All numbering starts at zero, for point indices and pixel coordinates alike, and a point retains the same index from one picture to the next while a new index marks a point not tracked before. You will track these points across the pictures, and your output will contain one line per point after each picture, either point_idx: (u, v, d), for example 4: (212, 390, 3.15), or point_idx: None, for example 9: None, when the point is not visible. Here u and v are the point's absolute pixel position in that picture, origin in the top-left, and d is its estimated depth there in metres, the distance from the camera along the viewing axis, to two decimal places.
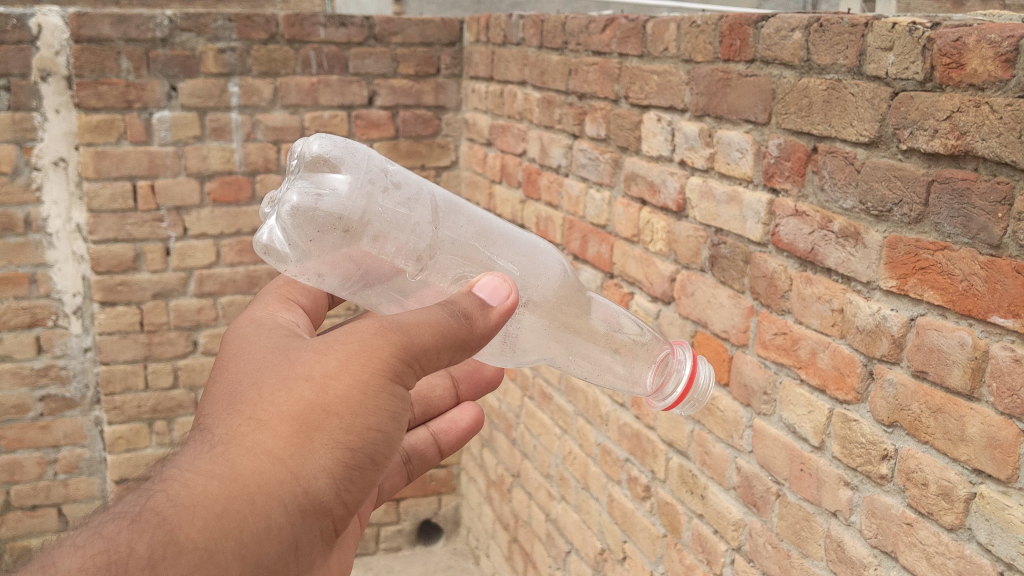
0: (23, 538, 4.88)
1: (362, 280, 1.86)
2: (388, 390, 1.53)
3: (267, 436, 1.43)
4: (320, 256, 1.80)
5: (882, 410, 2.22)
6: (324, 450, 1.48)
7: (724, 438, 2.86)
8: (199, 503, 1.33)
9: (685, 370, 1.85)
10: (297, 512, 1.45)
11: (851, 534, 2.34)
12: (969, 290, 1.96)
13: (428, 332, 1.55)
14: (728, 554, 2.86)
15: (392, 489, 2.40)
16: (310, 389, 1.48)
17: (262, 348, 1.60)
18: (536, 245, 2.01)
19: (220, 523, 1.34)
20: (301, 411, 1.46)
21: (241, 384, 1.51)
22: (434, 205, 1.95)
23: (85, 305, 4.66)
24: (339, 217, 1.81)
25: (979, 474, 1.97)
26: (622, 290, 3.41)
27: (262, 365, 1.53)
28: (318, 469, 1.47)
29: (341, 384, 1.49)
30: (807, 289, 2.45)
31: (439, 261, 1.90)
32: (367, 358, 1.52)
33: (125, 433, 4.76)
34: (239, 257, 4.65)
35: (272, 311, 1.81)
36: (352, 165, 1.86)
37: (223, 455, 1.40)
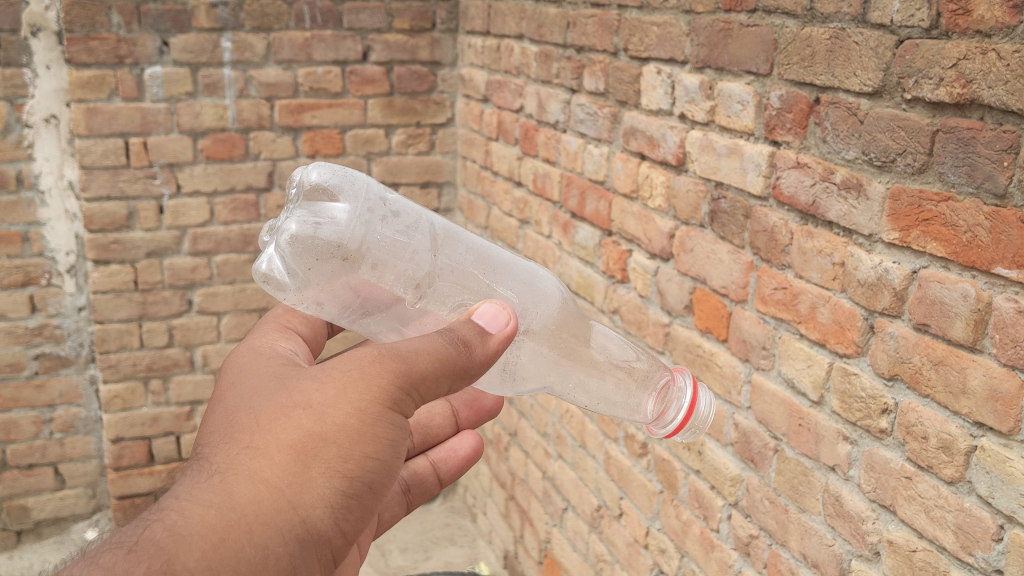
0: (19, 497, 4.86)
1: (361, 308, 1.88)
2: (388, 417, 1.62)
3: (264, 465, 1.53)
4: (319, 284, 1.81)
5: (883, 363, 2.20)
6: (322, 478, 1.57)
7: (721, 394, 2.84)
8: (195, 532, 1.43)
9: (686, 396, 1.88)
10: (294, 540, 1.54)
11: (849, 488, 2.33)
12: (973, 241, 1.93)
13: (425, 360, 1.63)
14: (725, 509, 2.85)
15: (392, 518, 2.44)
16: (307, 419, 1.57)
17: (262, 376, 1.69)
18: (536, 270, 2.02)
19: (213, 553, 1.43)
20: (297, 439, 1.55)
21: (240, 412, 1.61)
22: (434, 233, 1.95)
23: (79, 263, 4.62)
24: (338, 244, 1.82)
25: (980, 427, 1.95)
26: (620, 248, 3.37)
27: (260, 394, 1.63)
28: (315, 497, 1.56)
29: (339, 412, 1.58)
30: (808, 243, 2.42)
31: (438, 287, 1.91)
32: (365, 386, 1.61)
33: (120, 391, 4.71)
34: (233, 215, 4.61)
35: (272, 339, 1.92)
36: (350, 193, 1.86)
37: (221, 483, 1.50)
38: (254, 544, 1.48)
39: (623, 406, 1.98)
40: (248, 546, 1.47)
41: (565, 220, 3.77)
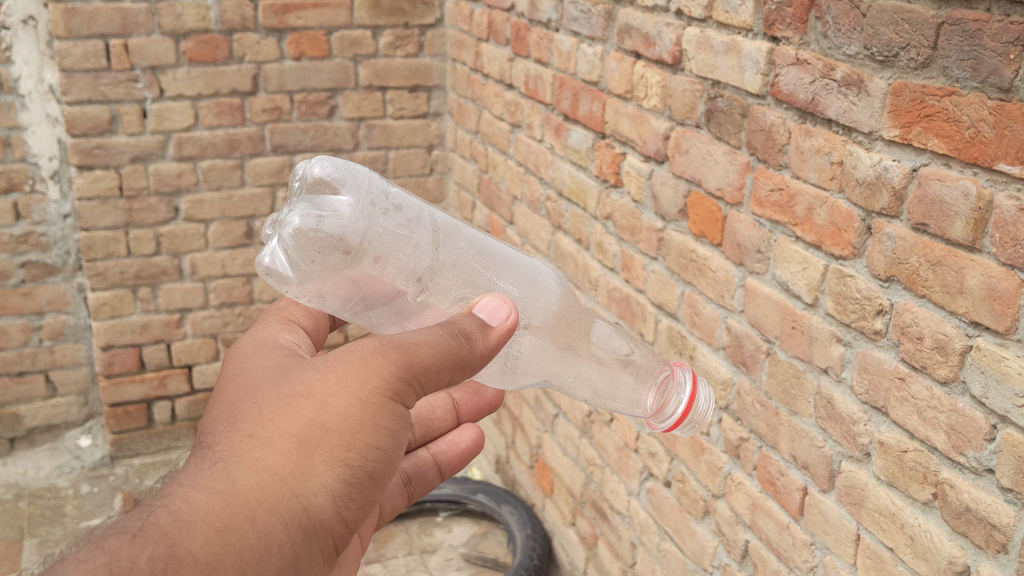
0: (11, 404, 4.85)
1: (362, 301, 1.87)
2: (390, 406, 1.61)
3: (267, 453, 1.52)
4: (320, 277, 1.80)
5: (879, 264, 2.16)
6: (324, 467, 1.56)
7: (714, 299, 2.81)
8: (200, 518, 1.41)
9: (685, 393, 1.85)
10: (296, 528, 1.53)
11: (841, 391, 2.31)
12: (976, 137, 1.87)
13: (427, 347, 1.64)
14: (715, 413, 2.85)
15: (392, 511, 2.30)
16: (310, 408, 1.56)
17: (264, 369, 1.69)
18: (539, 266, 1.98)
19: (218, 539, 1.41)
20: (300, 428, 1.55)
21: (241, 404, 1.60)
22: (435, 227, 1.92)
23: (62, 170, 4.52)
24: (341, 237, 1.80)
25: (976, 327, 1.92)
26: (613, 151, 3.30)
27: (262, 387, 1.62)
28: (317, 484, 1.55)
29: (340, 401, 1.57)
30: (806, 142, 2.36)
31: (440, 281, 1.88)
32: (367, 375, 1.60)
33: (109, 299, 4.67)
34: (218, 120, 4.51)
35: (275, 333, 1.92)
36: (354, 187, 1.84)
37: (225, 470, 1.49)
38: (257, 531, 1.47)
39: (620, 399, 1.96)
40: (251, 532, 1.46)
41: (557, 124, 3.69)
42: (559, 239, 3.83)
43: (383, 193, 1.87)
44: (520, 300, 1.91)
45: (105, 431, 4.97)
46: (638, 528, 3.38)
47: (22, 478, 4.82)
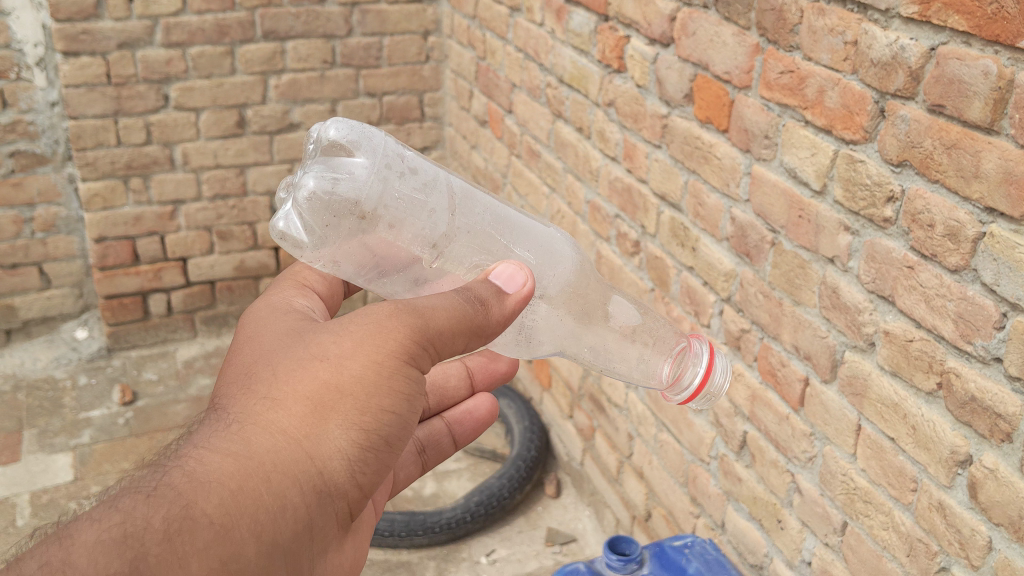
0: (6, 296, 4.81)
1: (377, 267, 1.83)
2: (406, 371, 1.57)
3: (282, 417, 1.50)
4: (336, 243, 1.76)
5: (892, 149, 2.08)
6: (339, 431, 1.53)
7: (719, 188, 2.73)
8: (214, 481, 1.42)
9: (702, 366, 1.78)
10: (310, 490, 1.52)
11: (847, 281, 2.25)
12: (999, 13, 1.77)
13: (444, 312, 1.57)
14: (717, 305, 2.80)
15: (407, 481, 2.20)
16: (325, 371, 1.53)
17: (283, 325, 1.65)
18: (556, 232, 1.93)
19: (231, 502, 1.42)
20: (315, 392, 1.52)
21: (258, 363, 1.58)
22: (451, 191, 1.88)
23: (48, 56, 4.35)
24: (354, 201, 1.75)
25: (990, 214, 1.85)
26: (616, 35, 3.18)
27: (279, 346, 1.59)
28: (332, 449, 1.52)
29: (354, 365, 1.53)
30: (819, 21, 2.25)
31: (456, 247, 1.84)
32: (382, 340, 1.55)
33: (100, 190, 4.58)
34: (206, 4, 4.34)
35: (287, 295, 1.84)
36: (370, 150, 1.79)
37: (239, 433, 1.48)
38: (270, 494, 1.47)
39: (630, 371, 1.87)
40: (264, 493, 1.47)
41: (558, 6, 3.54)
42: (559, 128, 3.72)
43: (398, 157, 1.83)
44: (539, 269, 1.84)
45: (102, 323, 4.94)
46: (635, 419, 3.38)
47: (19, 370, 4.79)
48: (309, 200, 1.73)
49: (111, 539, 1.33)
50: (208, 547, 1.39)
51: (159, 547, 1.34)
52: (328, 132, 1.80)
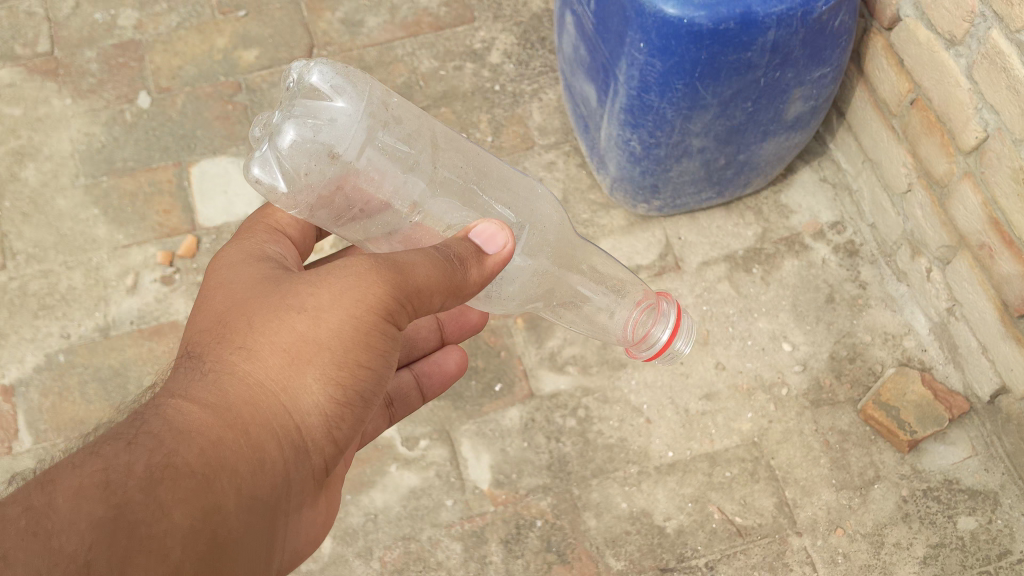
0: None
1: (357, 220, 1.29)
2: (387, 326, 1.20)
3: (256, 373, 1.17)
4: (313, 193, 1.22)
5: None
6: (318, 386, 1.19)
7: None
8: (195, 431, 1.09)
9: (667, 327, 1.36)
10: (290, 450, 1.19)
11: None
12: None
13: (422, 265, 1.18)
14: None
15: (372, 435, 1.65)
16: (301, 320, 1.18)
17: (253, 269, 1.28)
18: (539, 185, 1.42)
19: (212, 459, 1.09)
20: (292, 346, 1.17)
21: (228, 314, 1.22)
22: (437, 140, 1.35)
23: None
24: (333, 143, 1.21)
25: None
26: None
27: (249, 292, 1.23)
28: (309, 408, 1.19)
29: (333, 315, 1.18)
30: None
31: (439, 204, 1.31)
32: (360, 292, 1.17)
33: None
34: None
35: (261, 242, 1.38)
36: (361, 92, 1.24)
37: (214, 389, 1.15)
38: (248, 455, 1.13)
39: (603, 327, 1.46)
40: (244, 459, 1.13)
41: None
42: None
43: (390, 102, 1.28)
44: (520, 230, 1.33)
45: None
46: None
47: None
48: (289, 144, 1.18)
49: (92, 482, 1.01)
50: (193, 498, 1.05)
51: (148, 495, 1.01)
52: (306, 66, 1.25)
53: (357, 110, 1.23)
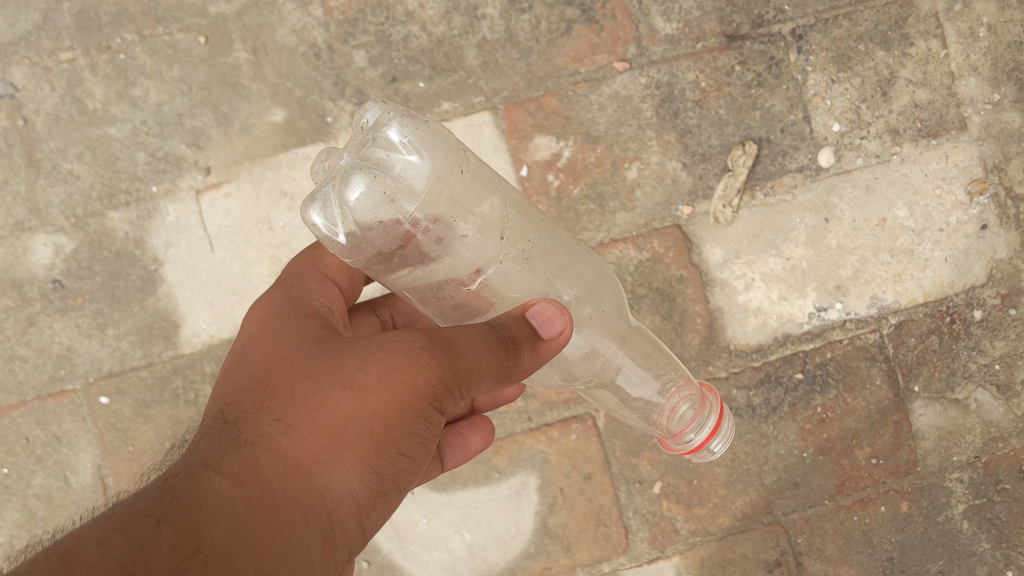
0: None
1: (410, 286, 0.83)
2: (435, 412, 0.82)
3: (289, 453, 0.78)
4: (369, 245, 0.77)
5: None
6: (358, 479, 0.80)
7: None
8: (227, 511, 0.71)
9: (707, 424, 0.94)
10: (320, 550, 0.78)
11: None
12: None
13: (484, 336, 0.81)
14: None
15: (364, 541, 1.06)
16: (345, 394, 0.81)
17: (284, 327, 0.89)
18: (605, 268, 0.95)
19: (249, 541, 0.70)
20: (335, 429, 0.80)
21: (257, 377, 0.84)
22: (512, 199, 0.88)
23: None
24: (403, 201, 0.76)
25: None
26: None
27: (282, 351, 0.86)
28: (341, 500, 0.80)
29: (386, 388, 0.81)
30: None
31: (510, 272, 0.83)
32: (415, 366, 0.81)
33: None
34: None
35: (291, 294, 0.95)
36: (444, 136, 0.79)
37: (245, 457, 0.76)
38: (284, 551, 0.73)
39: (614, 404, 0.99)
40: (275, 553, 0.72)
41: None
42: None
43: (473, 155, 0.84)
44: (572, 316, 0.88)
45: None
46: None
47: None
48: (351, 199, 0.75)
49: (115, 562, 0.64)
50: None
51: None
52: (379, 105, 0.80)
53: (442, 165, 0.77)
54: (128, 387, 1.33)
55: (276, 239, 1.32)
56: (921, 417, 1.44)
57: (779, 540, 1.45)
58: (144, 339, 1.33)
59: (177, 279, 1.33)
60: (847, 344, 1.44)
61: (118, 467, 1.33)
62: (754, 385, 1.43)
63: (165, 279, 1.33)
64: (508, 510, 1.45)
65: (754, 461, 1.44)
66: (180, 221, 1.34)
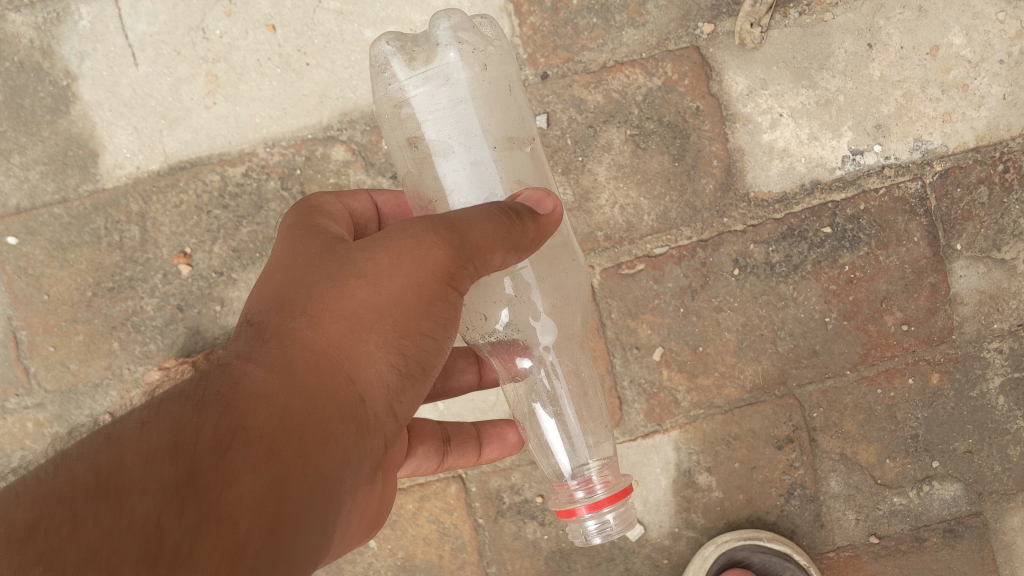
0: None
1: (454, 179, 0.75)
2: (453, 295, 0.68)
3: (312, 342, 0.65)
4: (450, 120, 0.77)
5: None
6: (378, 363, 0.68)
7: None
8: (263, 396, 0.59)
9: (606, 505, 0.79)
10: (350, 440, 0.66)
11: None
12: None
13: (483, 217, 0.68)
14: None
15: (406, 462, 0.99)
16: (358, 284, 0.68)
17: (306, 236, 0.75)
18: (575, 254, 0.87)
19: (286, 433, 0.59)
20: (357, 318, 0.67)
21: (283, 278, 0.71)
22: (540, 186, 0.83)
23: None
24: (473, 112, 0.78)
25: None
26: None
27: (308, 251, 0.73)
28: (371, 385, 0.68)
29: (404, 272, 0.67)
30: None
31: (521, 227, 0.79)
32: (424, 249, 0.67)
33: None
34: None
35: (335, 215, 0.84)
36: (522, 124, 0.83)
37: (272, 350, 0.64)
38: (322, 440, 0.62)
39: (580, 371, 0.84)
40: (312, 443, 0.61)
41: None
42: None
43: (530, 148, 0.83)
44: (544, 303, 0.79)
45: None
46: None
47: None
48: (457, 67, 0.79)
49: (157, 447, 0.52)
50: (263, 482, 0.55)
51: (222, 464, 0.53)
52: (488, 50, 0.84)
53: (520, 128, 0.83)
54: (39, 227, 1.17)
55: (211, 52, 1.15)
56: (961, 280, 1.26)
57: (792, 415, 1.28)
58: (57, 170, 1.16)
59: (95, 98, 1.15)
60: (884, 194, 1.24)
61: (32, 319, 1.18)
62: (774, 241, 1.24)
63: (80, 98, 1.15)
64: None
65: (769, 325, 1.25)
66: (95, 27, 1.15)
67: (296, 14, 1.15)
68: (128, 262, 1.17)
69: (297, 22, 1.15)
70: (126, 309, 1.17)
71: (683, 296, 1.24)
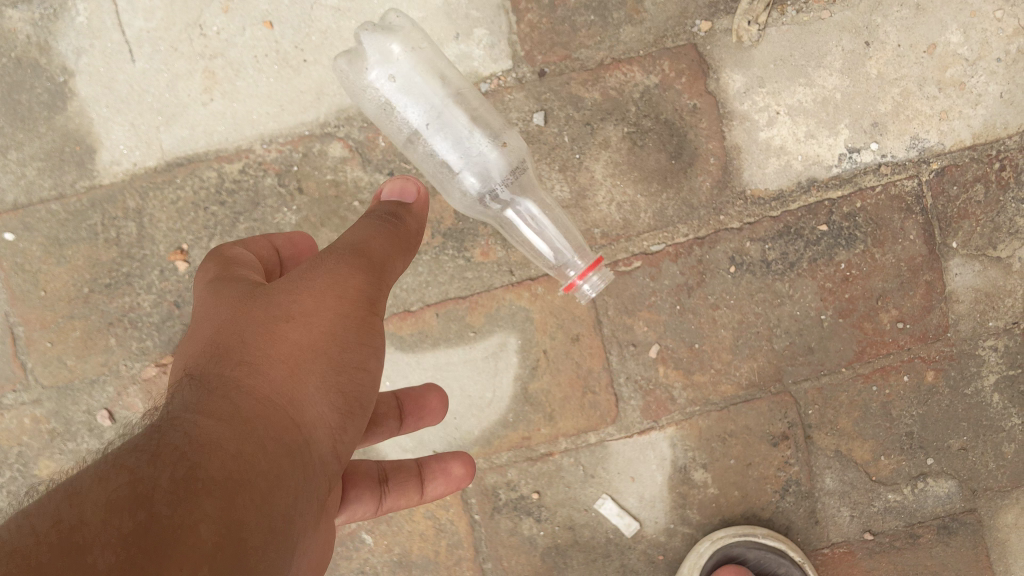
0: None
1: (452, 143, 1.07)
2: (372, 319, 0.77)
3: (252, 389, 0.69)
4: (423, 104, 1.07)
5: None
6: (316, 396, 0.72)
7: None
8: (217, 440, 0.63)
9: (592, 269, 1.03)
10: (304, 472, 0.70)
11: None
12: None
13: (373, 234, 0.81)
14: None
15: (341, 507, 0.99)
16: (287, 326, 0.73)
17: (224, 292, 0.78)
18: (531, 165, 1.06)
19: (247, 467, 0.63)
20: (288, 360, 0.72)
21: (210, 335, 0.74)
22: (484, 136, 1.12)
23: None
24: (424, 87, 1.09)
25: None
26: None
27: (225, 308, 0.76)
28: (314, 423, 0.72)
29: (323, 309, 0.74)
30: None
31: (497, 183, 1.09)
32: (339, 277, 0.76)
33: None
34: None
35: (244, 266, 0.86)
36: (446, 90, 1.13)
37: (213, 399, 0.67)
38: (279, 470, 0.66)
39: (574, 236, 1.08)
40: (271, 475, 0.65)
41: None
42: None
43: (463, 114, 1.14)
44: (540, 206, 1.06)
45: None
46: None
47: None
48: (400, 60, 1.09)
49: (122, 500, 0.56)
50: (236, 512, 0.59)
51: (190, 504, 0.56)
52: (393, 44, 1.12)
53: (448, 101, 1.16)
54: (36, 223, 1.17)
55: (208, 48, 1.15)
56: (957, 278, 1.26)
57: (787, 412, 1.28)
58: (53, 166, 1.16)
59: (92, 95, 1.15)
60: (880, 192, 1.24)
61: (29, 316, 1.18)
62: (770, 239, 1.24)
63: (77, 94, 1.15)
64: (484, 373, 1.26)
65: (765, 323, 1.26)
66: (91, 23, 1.15)
67: (293, 9, 1.15)
68: (125, 259, 1.17)
69: (293, 18, 1.15)
70: (123, 306, 1.17)
71: (680, 293, 1.25)
